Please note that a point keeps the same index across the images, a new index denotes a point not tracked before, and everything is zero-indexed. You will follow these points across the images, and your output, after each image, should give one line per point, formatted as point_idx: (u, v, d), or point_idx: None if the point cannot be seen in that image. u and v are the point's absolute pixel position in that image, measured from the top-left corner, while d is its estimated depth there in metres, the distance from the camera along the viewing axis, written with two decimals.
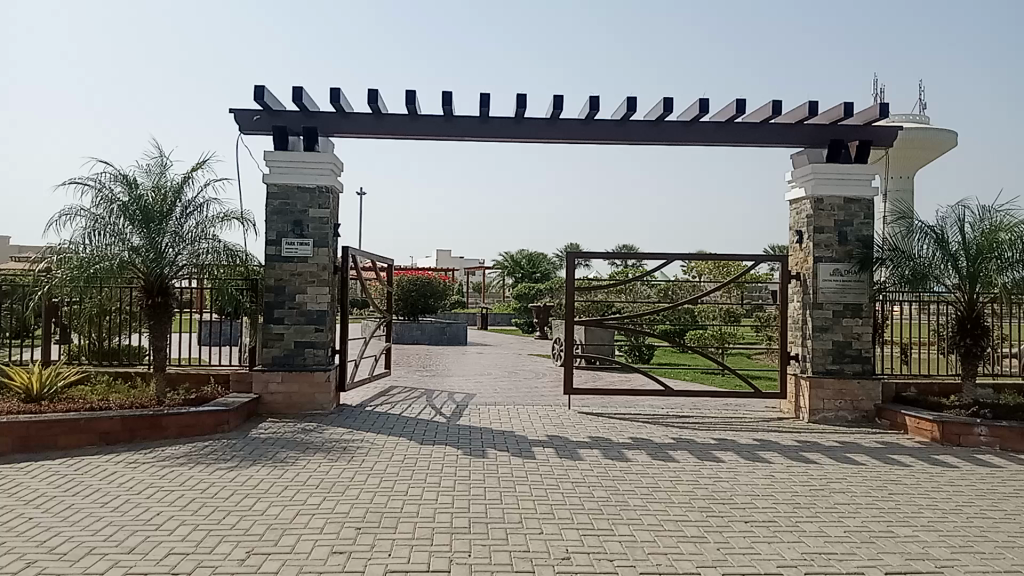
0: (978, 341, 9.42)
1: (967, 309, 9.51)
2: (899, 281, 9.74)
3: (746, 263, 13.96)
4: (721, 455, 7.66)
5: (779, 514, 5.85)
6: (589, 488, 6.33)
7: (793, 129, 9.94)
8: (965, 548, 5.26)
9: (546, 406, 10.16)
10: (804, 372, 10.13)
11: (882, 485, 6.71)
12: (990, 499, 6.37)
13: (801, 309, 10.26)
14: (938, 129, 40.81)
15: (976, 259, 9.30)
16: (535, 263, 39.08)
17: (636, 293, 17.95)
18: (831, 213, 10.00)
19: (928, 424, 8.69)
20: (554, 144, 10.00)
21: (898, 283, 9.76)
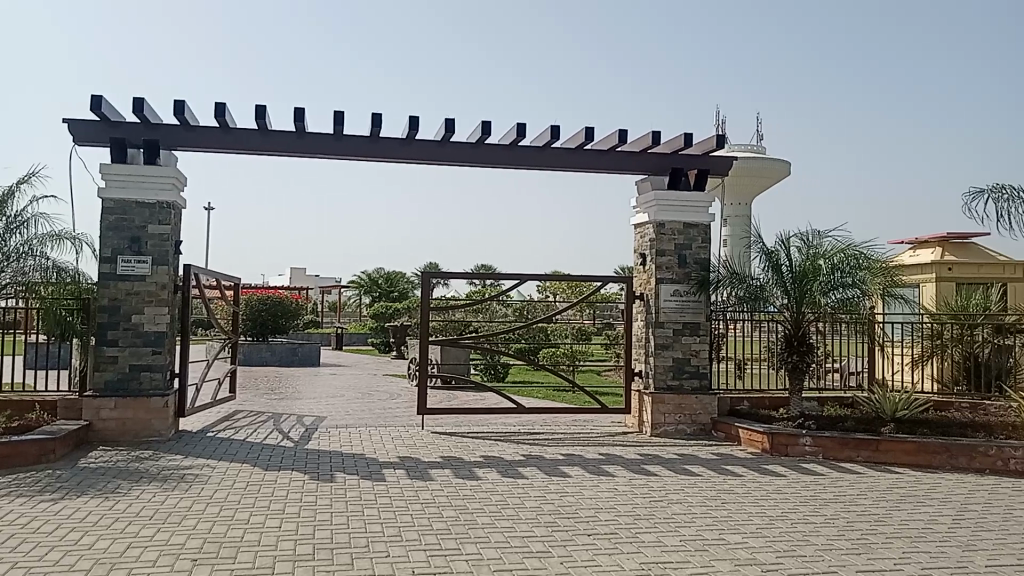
0: (803, 357, 10.14)
1: (794, 328, 10.21)
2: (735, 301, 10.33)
3: (595, 283, 14.43)
4: (568, 470, 7.87)
5: (620, 526, 6.07)
6: (438, 508, 6.35)
7: (638, 157, 10.40)
8: (788, 552, 5.63)
9: (398, 427, 10.08)
10: (647, 388, 10.55)
11: (716, 495, 7.09)
12: (813, 505, 6.85)
13: (645, 328, 10.70)
14: (773, 159, 43.73)
15: (801, 282, 10.01)
16: (392, 283, 38.79)
17: (492, 313, 18.18)
18: (671, 237, 10.50)
19: (759, 436, 9.24)
20: (410, 164, 10.02)
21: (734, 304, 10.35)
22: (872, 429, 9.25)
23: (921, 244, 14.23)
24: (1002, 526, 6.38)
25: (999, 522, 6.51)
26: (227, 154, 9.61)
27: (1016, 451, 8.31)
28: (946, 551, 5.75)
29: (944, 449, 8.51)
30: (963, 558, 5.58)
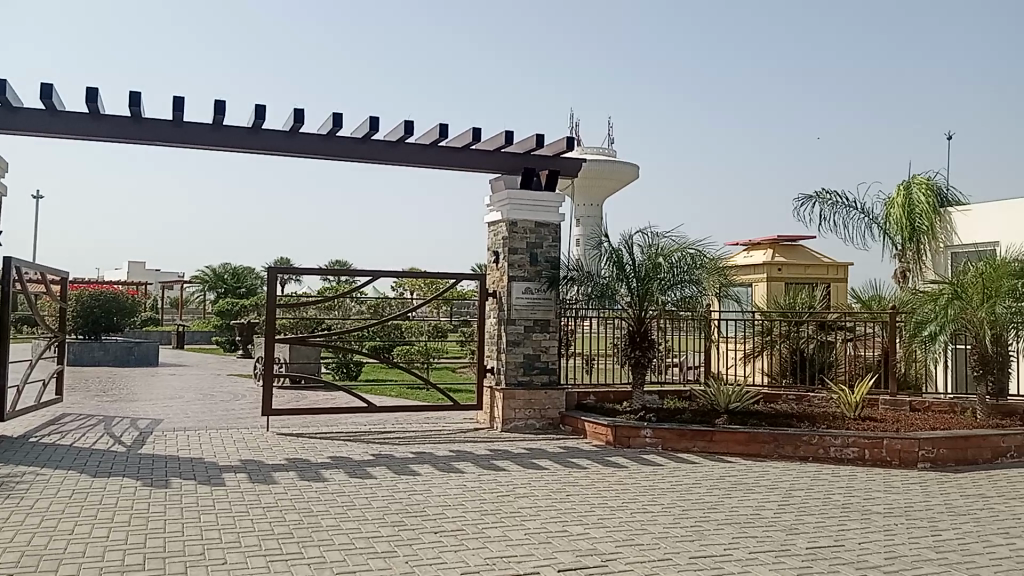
0: (645, 352, 10.57)
1: (637, 324, 10.61)
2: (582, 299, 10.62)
3: (449, 280, 14.46)
4: (417, 468, 7.84)
5: (467, 522, 6.11)
6: (281, 511, 6.16)
7: (491, 155, 10.48)
8: (627, 541, 5.84)
9: (242, 429, 9.72)
10: (498, 384, 10.67)
11: (562, 488, 7.27)
12: (652, 495, 7.15)
13: (497, 324, 10.82)
14: (624, 162, 45.29)
15: (644, 280, 10.42)
16: (239, 278, 37.41)
17: (345, 309, 17.88)
18: (523, 235, 10.66)
19: (604, 429, 9.54)
20: (257, 155, 9.67)
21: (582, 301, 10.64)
22: (708, 421, 9.75)
23: (755, 245, 15.11)
24: (821, 510, 6.88)
25: (818, 505, 7.02)
26: (53, 139, 8.95)
27: (834, 439, 8.95)
28: (771, 534, 6.14)
29: (771, 438, 9.07)
30: (786, 541, 5.98)
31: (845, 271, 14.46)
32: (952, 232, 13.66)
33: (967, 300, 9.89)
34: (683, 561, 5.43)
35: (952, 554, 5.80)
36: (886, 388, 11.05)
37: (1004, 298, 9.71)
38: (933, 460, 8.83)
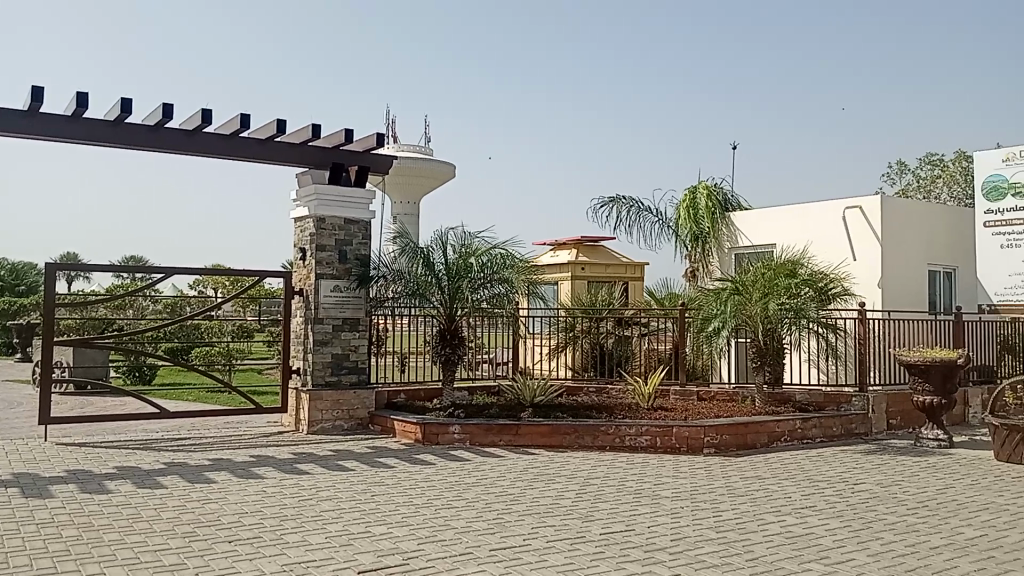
0: (455, 349, 10.70)
1: (447, 322, 10.70)
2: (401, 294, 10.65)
3: (255, 278, 13.94)
4: (214, 475, 7.50)
5: (265, 528, 5.91)
6: (57, 528, 5.69)
7: (298, 149, 10.19)
8: (429, 538, 5.88)
9: (15, 440, 8.88)
10: (304, 385, 10.39)
11: (366, 488, 7.21)
12: (456, 491, 7.24)
13: (303, 324, 10.54)
14: (440, 162, 45.53)
15: (455, 278, 10.54)
16: (18, 275, 34.17)
17: (139, 309, 16.80)
18: (332, 232, 10.46)
19: (412, 427, 9.55)
20: (33, 142, 8.84)
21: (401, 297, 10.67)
22: (514, 415, 10.00)
23: (560, 245, 15.66)
24: (616, 497, 7.26)
25: (613, 493, 7.40)
26: None
27: (629, 429, 9.45)
28: (568, 523, 6.40)
29: (573, 430, 9.45)
30: (582, 528, 6.25)
31: (642, 270, 15.31)
32: (734, 234, 14.80)
33: (747, 296, 10.77)
34: (483, 554, 5.55)
35: (729, 532, 6.30)
36: (676, 379, 11.84)
37: (779, 295, 10.67)
38: (717, 445, 9.54)
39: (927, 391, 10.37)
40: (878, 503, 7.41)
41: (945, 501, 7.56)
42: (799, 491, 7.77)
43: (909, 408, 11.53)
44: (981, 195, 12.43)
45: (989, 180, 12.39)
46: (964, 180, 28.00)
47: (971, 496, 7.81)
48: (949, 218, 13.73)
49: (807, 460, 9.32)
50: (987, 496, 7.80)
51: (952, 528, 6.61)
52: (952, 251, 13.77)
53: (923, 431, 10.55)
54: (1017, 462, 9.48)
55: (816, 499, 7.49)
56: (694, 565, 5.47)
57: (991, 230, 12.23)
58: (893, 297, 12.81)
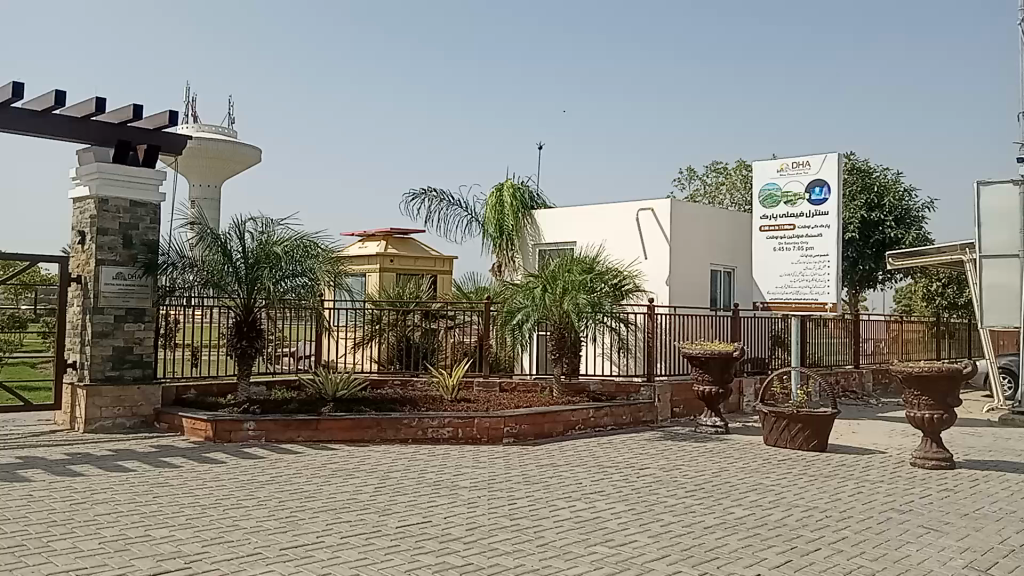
0: (253, 342, 10.26)
1: (244, 313, 10.23)
2: (200, 283, 10.13)
3: (29, 262, 12.70)
4: None
5: (27, 536, 5.39)
6: None
7: (78, 123, 9.38)
8: (215, 539, 5.60)
9: None
10: (80, 381, 9.59)
11: (148, 490, 6.75)
12: (248, 489, 6.95)
13: (80, 314, 9.73)
14: (246, 146, 43.57)
15: (253, 268, 10.11)
16: None
17: None
18: (115, 215, 9.72)
19: (202, 424, 9.06)
20: None
21: (200, 286, 10.13)
22: (314, 409, 9.75)
23: (368, 237, 15.45)
24: (414, 489, 7.26)
25: (412, 485, 7.39)
26: None
27: (431, 421, 9.48)
28: (363, 518, 6.31)
29: (375, 423, 9.34)
30: (378, 523, 6.20)
31: (449, 264, 15.42)
32: (538, 231, 15.30)
33: (547, 291, 11.13)
34: (272, 553, 5.35)
35: (522, 520, 6.48)
36: (479, 371, 12.05)
37: (577, 291, 11.10)
38: (516, 435, 9.78)
39: (708, 381, 11.16)
40: (661, 486, 7.89)
41: (719, 483, 8.17)
42: (590, 477, 8.13)
43: (692, 397, 12.37)
44: (758, 202, 13.46)
45: (765, 188, 13.35)
46: (744, 186, 30.39)
47: (741, 477, 8.51)
48: (730, 221, 14.87)
49: (598, 448, 9.77)
50: (755, 478, 8.52)
51: (724, 508, 7.16)
52: (732, 252, 14.93)
53: (703, 418, 11.37)
54: (782, 446, 10.43)
55: (605, 484, 7.87)
56: (487, 553, 5.57)
57: (767, 234, 13.35)
58: (680, 294, 13.71)
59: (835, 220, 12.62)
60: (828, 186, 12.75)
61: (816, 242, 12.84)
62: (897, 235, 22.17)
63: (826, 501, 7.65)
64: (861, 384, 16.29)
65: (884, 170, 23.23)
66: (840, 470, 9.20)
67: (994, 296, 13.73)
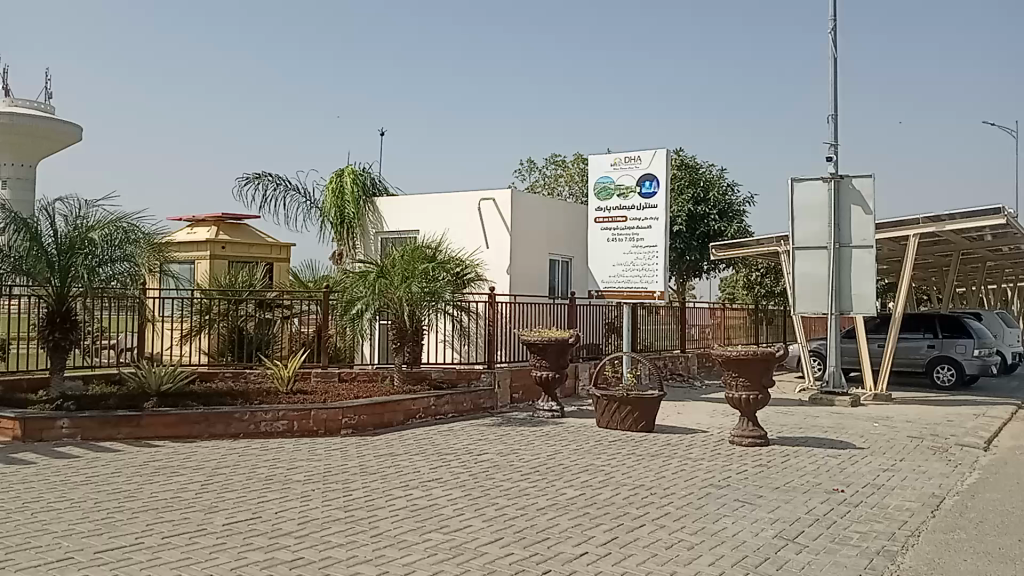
0: (67, 334, 9.59)
1: (57, 303, 9.56)
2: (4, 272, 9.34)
3: None
4: None
5: None
6: None
7: None
8: (21, 546, 5.22)
9: None
10: None
11: None
12: (61, 491, 6.52)
13: None
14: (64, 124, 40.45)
15: (67, 255, 9.44)
16: None
17: None
18: None
19: (9, 423, 8.40)
20: None
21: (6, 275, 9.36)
22: (136, 405, 9.24)
23: (197, 222, 14.75)
24: (244, 485, 7.05)
25: (242, 481, 7.18)
26: None
27: (265, 414, 9.21)
28: (188, 516, 6.07)
29: (203, 418, 8.98)
30: (204, 521, 5.99)
31: (287, 252, 14.99)
32: (380, 219, 15.16)
33: (387, 280, 11.08)
34: (86, 558, 5.06)
35: (357, 511, 6.44)
36: (317, 361, 11.82)
37: (418, 279, 11.11)
38: (354, 426, 9.67)
39: (545, 366, 11.47)
40: (497, 471, 8.06)
41: (553, 465, 8.45)
42: (427, 465, 8.18)
43: (530, 382, 12.68)
44: (593, 195, 13.93)
45: (600, 181, 13.83)
46: (581, 178, 31.37)
47: (574, 459, 8.83)
48: (568, 212, 15.31)
49: (437, 435, 9.84)
50: (587, 459, 8.85)
51: (557, 490, 7.41)
52: (569, 242, 15.39)
53: (540, 403, 11.69)
54: (614, 427, 10.90)
55: (442, 471, 7.95)
56: (319, 547, 5.50)
57: (601, 225, 13.84)
58: (520, 283, 13.99)
59: (662, 213, 13.27)
60: (657, 179, 13.37)
61: (646, 233, 13.45)
62: (720, 227, 23.67)
63: (651, 478, 8.08)
64: (688, 367, 17.26)
65: (710, 166, 24.62)
66: (665, 449, 9.73)
67: (804, 284, 14.91)
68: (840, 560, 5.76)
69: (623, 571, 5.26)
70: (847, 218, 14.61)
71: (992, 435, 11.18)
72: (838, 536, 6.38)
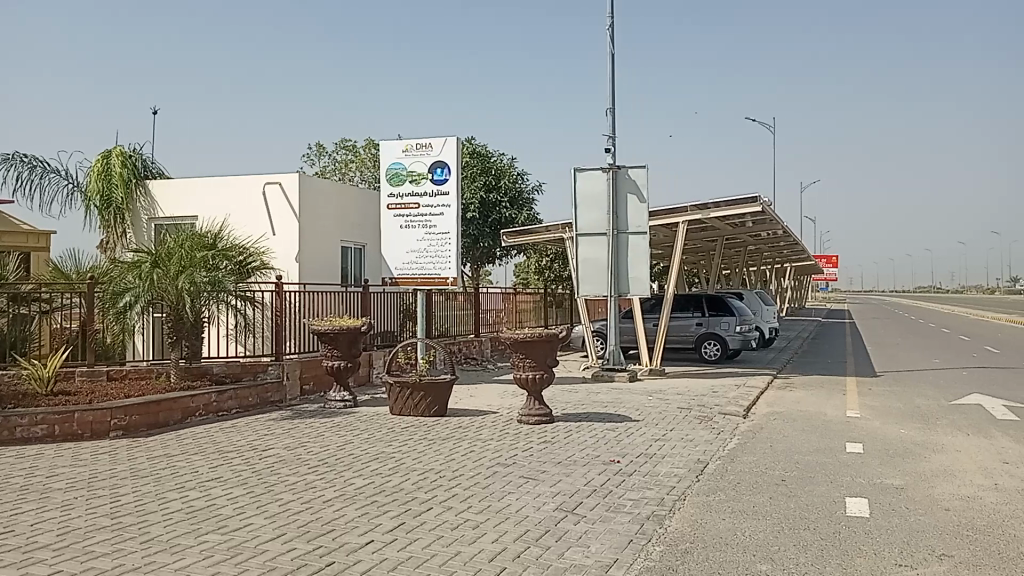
0: None
1: None
2: None
3: None
4: None
5: None
6: None
7: None
8: None
9: None
10: None
11: None
12: None
13: None
14: None
15: None
16: None
17: None
18: None
19: None
20: None
21: None
22: None
23: None
24: None
25: None
26: None
27: (20, 419, 8.41)
28: None
29: None
30: None
31: (46, 240, 13.67)
32: (153, 204, 14.20)
33: (161, 269, 10.44)
34: None
35: (126, 517, 6.03)
36: (82, 359, 10.94)
37: (197, 269, 10.56)
38: (125, 427, 9.03)
39: (336, 356, 11.25)
40: (283, 466, 7.84)
41: (342, 456, 8.34)
42: (207, 464, 7.81)
43: (320, 373, 12.41)
44: (385, 180, 13.78)
45: (391, 167, 13.72)
46: (373, 164, 31.10)
47: (364, 448, 8.76)
48: (359, 198, 15.11)
49: (220, 432, 9.41)
50: (376, 447, 8.83)
51: (344, 480, 7.33)
52: (360, 229, 15.15)
53: (331, 394, 11.48)
54: (406, 414, 10.92)
55: (224, 470, 7.62)
56: (81, 558, 5.10)
57: (394, 211, 13.74)
58: (309, 272, 13.62)
59: (454, 200, 13.43)
60: (448, 167, 13.50)
61: (438, 221, 13.56)
62: (512, 214, 24.31)
63: (441, 462, 8.20)
64: (481, 351, 17.61)
65: (500, 154, 25.23)
66: (456, 432, 9.89)
67: (588, 269, 15.66)
68: (613, 527, 6.14)
69: (408, 556, 5.30)
70: (626, 206, 15.51)
71: (750, 403, 12.35)
72: (613, 505, 6.80)
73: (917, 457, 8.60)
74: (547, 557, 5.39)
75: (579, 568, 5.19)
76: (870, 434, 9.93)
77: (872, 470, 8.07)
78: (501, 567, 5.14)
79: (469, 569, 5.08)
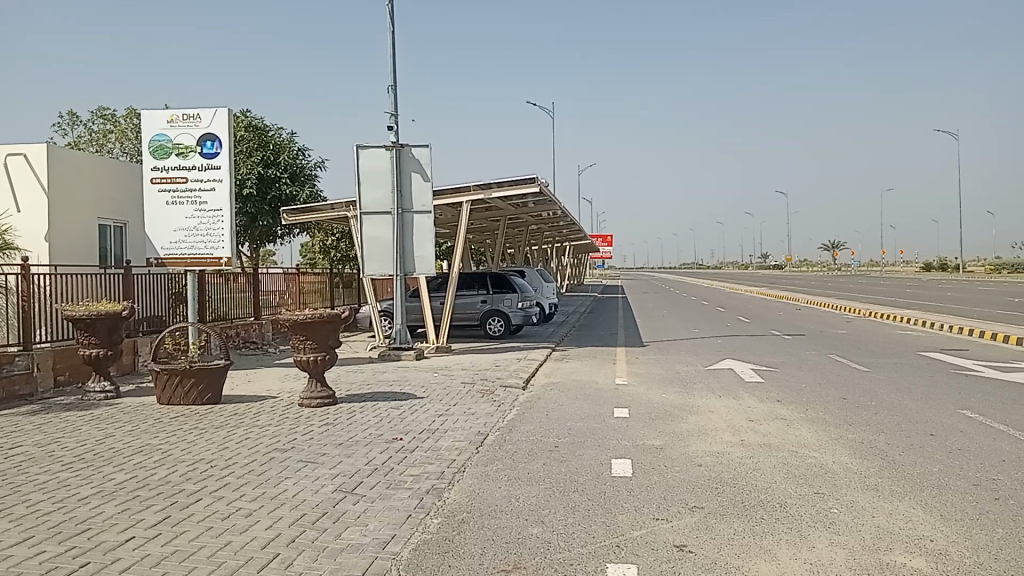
0: None
1: None
2: None
3: None
4: None
5: None
6: None
7: None
8: None
9: None
10: None
11: None
12: None
13: None
14: None
15: None
16: None
17: None
18: None
19: None
20: None
21: None
22: None
23: None
24: None
25: None
26: None
27: None
28: None
29: None
30: None
31: None
32: None
33: None
34: None
35: None
36: None
37: None
38: None
39: (94, 344, 10.39)
40: (32, 464, 7.13)
41: (101, 450, 7.73)
42: None
43: (78, 362, 11.42)
44: (148, 153, 12.84)
45: (154, 139, 12.81)
46: (134, 136, 28.91)
47: (126, 441, 8.16)
48: (119, 171, 14.00)
49: None
50: (141, 439, 8.26)
51: (103, 476, 6.80)
52: (121, 206, 14.04)
53: (90, 384, 10.59)
54: (175, 403, 10.30)
55: None
56: None
57: (159, 186, 12.84)
58: (63, 252, 12.48)
59: (226, 175, 12.78)
60: (219, 140, 12.81)
61: (209, 196, 12.83)
62: (292, 191, 23.47)
63: (213, 451, 7.83)
64: (262, 334, 16.93)
65: (279, 130, 24.39)
66: (231, 420, 9.47)
67: (372, 247, 15.49)
68: (393, 504, 6.16)
69: (173, 550, 5.02)
70: (409, 183, 15.51)
71: (529, 375, 12.84)
72: (393, 482, 6.82)
73: (676, 419, 9.34)
74: (323, 539, 5.31)
75: (356, 547, 5.16)
76: (635, 400, 10.66)
77: (637, 432, 8.67)
78: (274, 554, 5.00)
79: (240, 559, 4.89)
